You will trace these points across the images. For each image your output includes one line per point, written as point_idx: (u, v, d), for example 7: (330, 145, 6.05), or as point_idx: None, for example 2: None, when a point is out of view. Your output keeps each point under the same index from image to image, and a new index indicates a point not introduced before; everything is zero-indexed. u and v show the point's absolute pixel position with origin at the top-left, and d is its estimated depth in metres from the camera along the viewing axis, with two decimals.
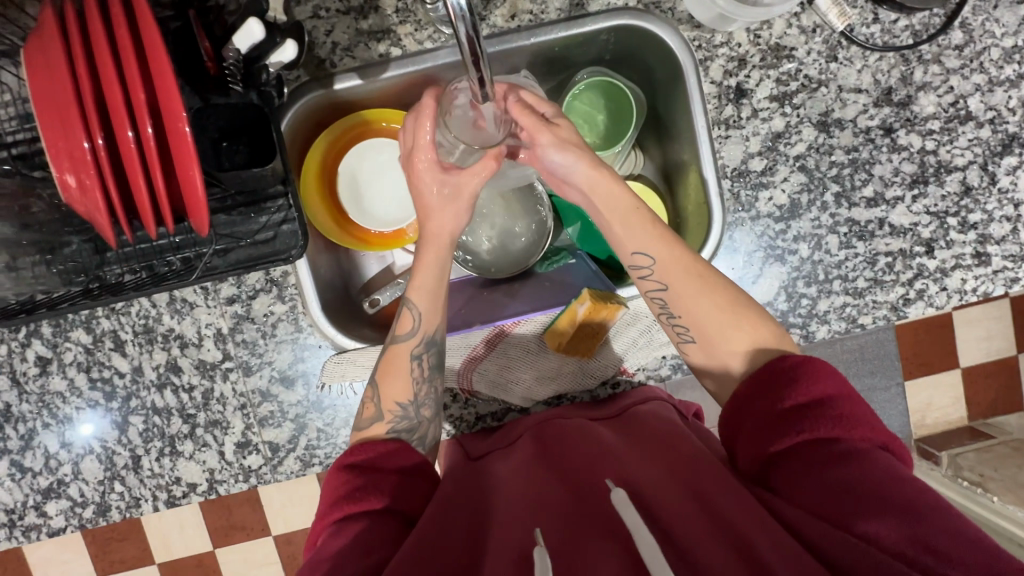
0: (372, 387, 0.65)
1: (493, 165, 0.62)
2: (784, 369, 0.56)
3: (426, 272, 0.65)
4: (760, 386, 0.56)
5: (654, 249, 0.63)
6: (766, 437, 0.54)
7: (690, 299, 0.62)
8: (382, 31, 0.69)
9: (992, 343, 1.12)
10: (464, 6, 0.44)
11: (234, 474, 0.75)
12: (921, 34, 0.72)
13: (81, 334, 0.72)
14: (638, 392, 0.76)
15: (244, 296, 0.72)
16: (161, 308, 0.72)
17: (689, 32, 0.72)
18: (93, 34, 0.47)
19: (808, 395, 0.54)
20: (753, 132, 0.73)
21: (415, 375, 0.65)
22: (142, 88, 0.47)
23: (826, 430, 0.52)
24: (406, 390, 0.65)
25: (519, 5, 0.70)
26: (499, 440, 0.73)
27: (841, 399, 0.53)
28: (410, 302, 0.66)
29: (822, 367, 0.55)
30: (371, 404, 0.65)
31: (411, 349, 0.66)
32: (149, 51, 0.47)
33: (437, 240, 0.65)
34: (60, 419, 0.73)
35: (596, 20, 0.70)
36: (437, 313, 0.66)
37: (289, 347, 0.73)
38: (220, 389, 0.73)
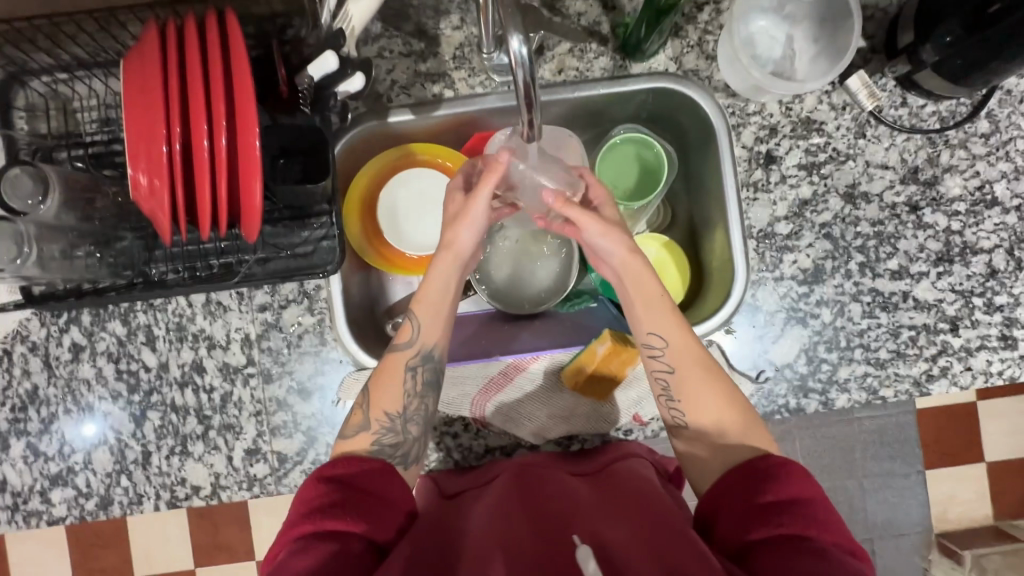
0: (363, 395, 0.66)
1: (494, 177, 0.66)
2: (767, 467, 0.56)
3: (432, 287, 0.68)
4: (740, 476, 0.57)
5: (665, 330, 0.65)
6: (740, 524, 0.53)
7: (699, 398, 0.63)
8: (438, 74, 0.76)
9: (1018, 440, 1.08)
10: (525, 55, 0.49)
11: (238, 481, 0.75)
12: (948, 120, 0.75)
13: (117, 326, 0.75)
14: (618, 448, 0.74)
15: (276, 304, 0.75)
16: (196, 308, 0.75)
17: (725, 99, 0.76)
18: (190, 55, 0.52)
19: (779, 495, 0.53)
20: (781, 197, 0.76)
21: (406, 388, 0.66)
22: (224, 103, 0.52)
23: (801, 527, 0.51)
24: (395, 403, 0.65)
25: (567, 62, 0.76)
26: (473, 481, 0.72)
27: (813, 505, 0.53)
28: (411, 314, 0.68)
29: (803, 472, 0.55)
30: (357, 414, 0.65)
31: (408, 358, 0.67)
32: (238, 73, 0.52)
33: (447, 254, 0.68)
34: (81, 406, 0.75)
35: (638, 81, 0.75)
36: (436, 329, 0.68)
37: (311, 359, 0.75)
38: (238, 394, 0.75)
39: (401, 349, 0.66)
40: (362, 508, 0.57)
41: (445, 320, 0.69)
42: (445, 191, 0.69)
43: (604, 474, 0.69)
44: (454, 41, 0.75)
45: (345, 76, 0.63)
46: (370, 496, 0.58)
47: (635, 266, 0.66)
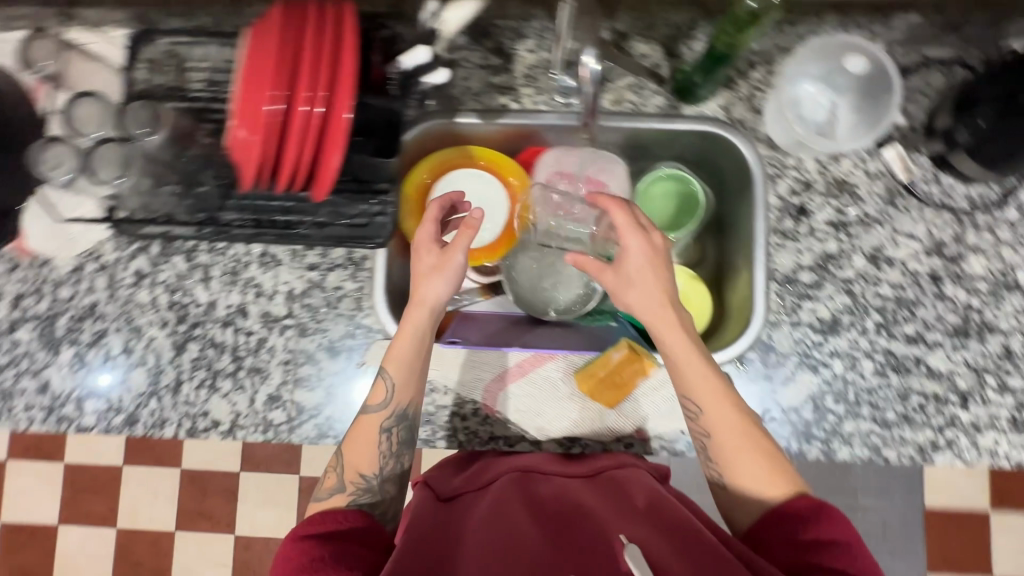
0: (338, 458, 0.70)
1: (471, 233, 0.68)
2: (805, 508, 0.61)
3: (403, 342, 0.70)
4: (786, 517, 0.61)
5: (701, 395, 0.65)
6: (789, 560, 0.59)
7: (733, 457, 0.64)
8: (507, 87, 0.84)
9: None
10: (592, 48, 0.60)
11: (255, 423, 0.79)
12: (977, 203, 0.79)
13: (180, 261, 0.82)
14: (617, 455, 0.76)
15: (323, 266, 0.81)
16: (252, 257, 0.81)
17: (766, 150, 0.81)
18: (306, 34, 0.61)
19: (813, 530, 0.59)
20: (807, 248, 0.80)
21: (379, 449, 0.70)
22: (327, 82, 0.61)
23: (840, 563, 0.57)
24: (369, 464, 0.69)
25: (625, 96, 0.83)
26: (468, 483, 0.75)
27: (842, 538, 0.59)
28: (385, 372, 0.70)
29: (834, 512, 0.60)
30: (332, 476, 0.69)
31: (380, 419, 0.70)
32: (343, 53, 0.61)
33: (419, 307, 0.70)
34: (131, 327, 0.81)
35: (686, 122, 0.81)
36: (410, 387, 0.71)
37: (345, 322, 0.80)
38: (273, 341, 0.80)
39: (373, 412, 0.70)
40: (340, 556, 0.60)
41: (418, 374, 0.71)
42: (421, 245, 0.72)
43: (606, 481, 0.72)
44: (527, 62, 0.83)
45: (431, 70, 0.79)
46: (343, 542, 0.62)
47: (676, 334, 0.65)
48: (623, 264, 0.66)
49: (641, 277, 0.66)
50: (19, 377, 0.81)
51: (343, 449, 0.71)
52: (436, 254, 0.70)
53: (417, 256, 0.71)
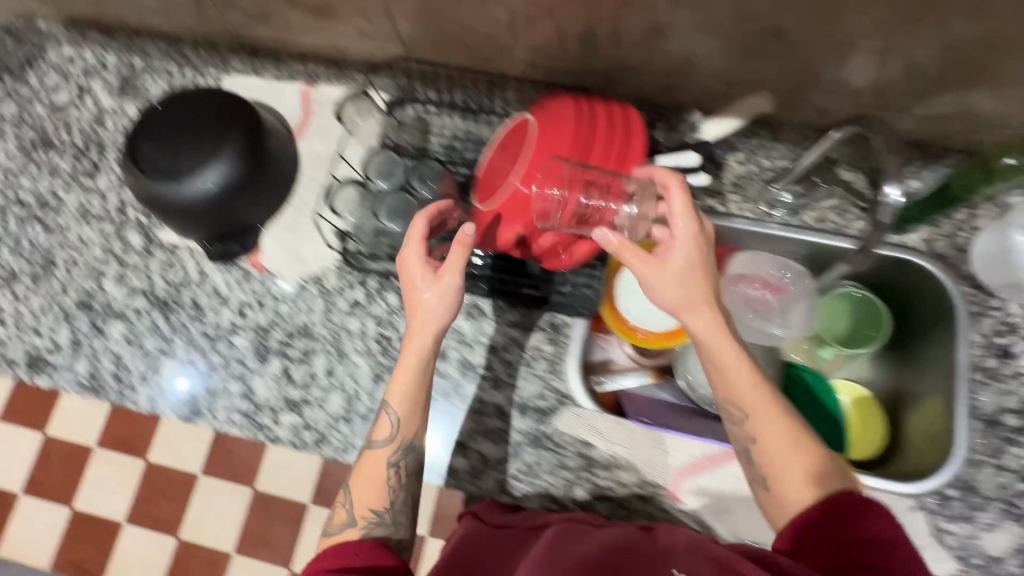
0: (347, 496, 0.71)
1: (461, 249, 0.70)
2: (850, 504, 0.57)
3: (408, 363, 0.70)
4: (832, 513, 0.57)
5: (754, 403, 0.63)
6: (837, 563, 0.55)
7: (774, 457, 0.62)
8: (716, 191, 0.89)
9: None
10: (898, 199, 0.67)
11: (438, 466, 0.81)
12: None
13: (393, 298, 0.89)
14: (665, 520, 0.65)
15: (525, 326, 0.86)
16: (461, 306, 0.87)
17: (970, 288, 0.83)
18: (593, 129, 0.75)
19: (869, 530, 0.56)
20: (1013, 391, 0.79)
21: (388, 483, 0.71)
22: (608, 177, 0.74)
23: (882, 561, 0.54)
24: (380, 499, 0.70)
25: (828, 216, 0.88)
26: (518, 519, 0.71)
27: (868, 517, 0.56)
28: (387, 408, 0.71)
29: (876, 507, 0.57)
30: (343, 511, 0.70)
31: (385, 455, 0.71)
32: (620, 147, 0.76)
33: (418, 327, 0.70)
34: (338, 352, 0.87)
35: (888, 248, 0.85)
36: (409, 423, 0.71)
37: (538, 382, 0.83)
38: (467, 389, 0.84)
39: (379, 447, 0.71)
40: None
41: (420, 409, 0.72)
42: (410, 265, 0.72)
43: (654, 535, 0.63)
44: (736, 171, 0.89)
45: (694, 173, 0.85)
46: None
47: (698, 318, 0.66)
48: (665, 260, 0.68)
49: (687, 276, 0.67)
50: (228, 379, 0.87)
51: (352, 487, 0.71)
52: (433, 280, 0.70)
53: (415, 283, 0.71)
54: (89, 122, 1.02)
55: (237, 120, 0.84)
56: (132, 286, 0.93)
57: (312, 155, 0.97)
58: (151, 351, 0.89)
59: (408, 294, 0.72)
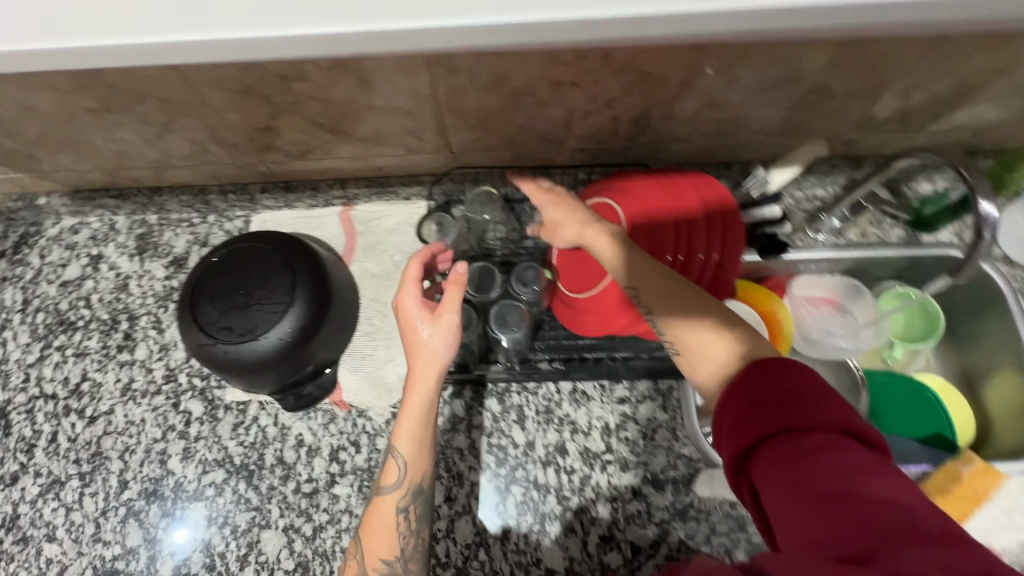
0: (356, 544, 0.68)
1: (455, 290, 0.72)
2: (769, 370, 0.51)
3: (411, 409, 0.69)
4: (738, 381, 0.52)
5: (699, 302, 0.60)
6: (783, 442, 0.47)
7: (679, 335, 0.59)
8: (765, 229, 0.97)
9: None
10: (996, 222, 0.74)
11: (591, 569, 0.77)
12: None
13: (494, 403, 0.86)
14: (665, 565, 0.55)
15: (633, 398, 0.86)
16: (564, 394, 0.86)
17: (1006, 268, 0.92)
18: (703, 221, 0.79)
19: (825, 438, 0.46)
20: None
21: (399, 531, 0.68)
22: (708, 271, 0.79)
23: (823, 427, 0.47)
24: (389, 546, 0.67)
25: (868, 229, 0.97)
26: None
27: (832, 407, 0.48)
28: (394, 452, 0.69)
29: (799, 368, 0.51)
30: (355, 562, 0.67)
31: (397, 500, 0.69)
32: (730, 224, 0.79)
33: (420, 371, 0.70)
34: (452, 474, 0.82)
35: (931, 247, 0.93)
36: (421, 463, 0.70)
37: (665, 453, 0.82)
38: (596, 479, 0.81)
39: (389, 494, 0.69)
40: None
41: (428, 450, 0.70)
42: (405, 313, 0.72)
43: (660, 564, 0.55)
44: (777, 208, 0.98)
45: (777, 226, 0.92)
46: None
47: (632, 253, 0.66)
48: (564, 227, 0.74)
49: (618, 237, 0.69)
50: (340, 535, 0.80)
51: (363, 537, 0.69)
52: (431, 322, 0.71)
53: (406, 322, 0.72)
54: (111, 292, 0.95)
55: (303, 262, 0.81)
56: (202, 459, 0.84)
57: (367, 277, 0.95)
58: (244, 527, 0.80)
59: (404, 335, 0.72)
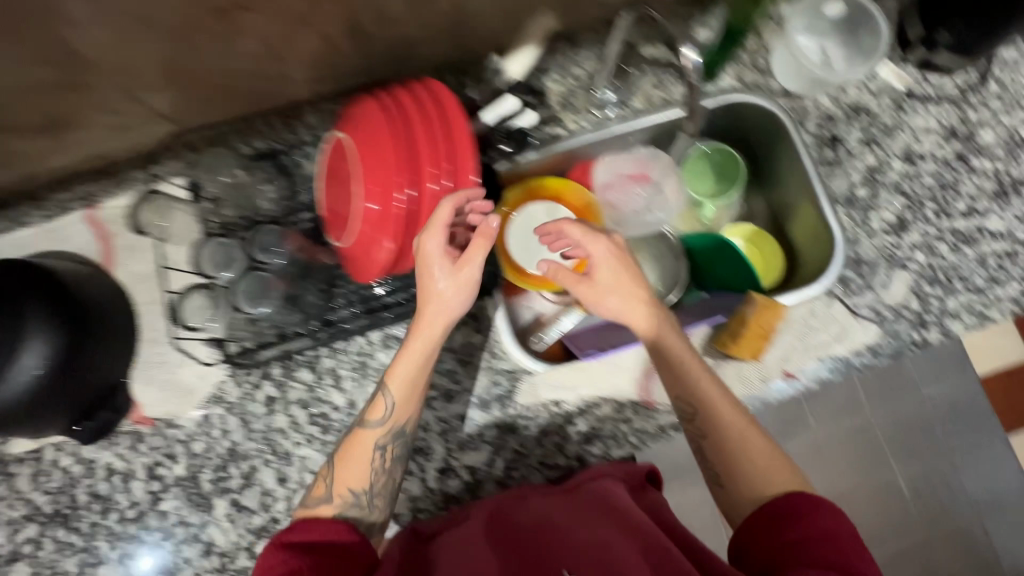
0: (329, 469, 0.68)
1: (481, 242, 0.64)
2: (792, 506, 0.61)
3: (407, 361, 0.67)
4: (770, 513, 0.61)
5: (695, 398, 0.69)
6: (774, 531, 0.60)
7: (718, 428, 0.68)
8: (550, 118, 0.91)
9: None
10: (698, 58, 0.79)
11: (435, 502, 0.79)
12: (965, 88, 0.92)
13: (306, 373, 0.82)
14: (592, 470, 0.76)
15: (445, 329, 0.83)
16: (375, 344, 0.83)
17: (785, 100, 0.91)
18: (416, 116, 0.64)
19: (852, 532, 0.58)
20: (853, 167, 0.89)
21: (372, 466, 0.67)
22: (446, 159, 0.63)
23: (821, 532, 0.58)
24: (361, 478, 0.67)
25: (652, 95, 0.93)
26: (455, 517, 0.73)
27: (835, 520, 0.59)
28: (385, 389, 0.68)
29: (822, 508, 0.60)
30: (322, 484, 0.67)
31: (376, 436, 0.68)
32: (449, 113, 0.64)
33: (423, 331, 0.66)
34: (280, 455, 0.80)
35: (713, 98, 0.91)
36: (411, 403, 0.68)
37: (486, 373, 0.82)
38: (424, 417, 0.81)
39: (372, 428, 0.67)
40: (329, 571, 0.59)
41: (418, 396, 0.69)
42: (426, 260, 0.64)
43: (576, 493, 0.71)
44: (558, 92, 0.91)
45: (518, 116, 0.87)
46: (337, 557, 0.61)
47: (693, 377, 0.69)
48: (595, 279, 0.70)
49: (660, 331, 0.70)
50: (180, 547, 0.77)
51: (335, 465, 0.68)
52: (452, 272, 0.64)
53: (429, 274, 0.65)
54: None
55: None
56: (11, 519, 0.78)
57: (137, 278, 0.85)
58: (79, 570, 0.77)
59: (422, 288, 0.65)
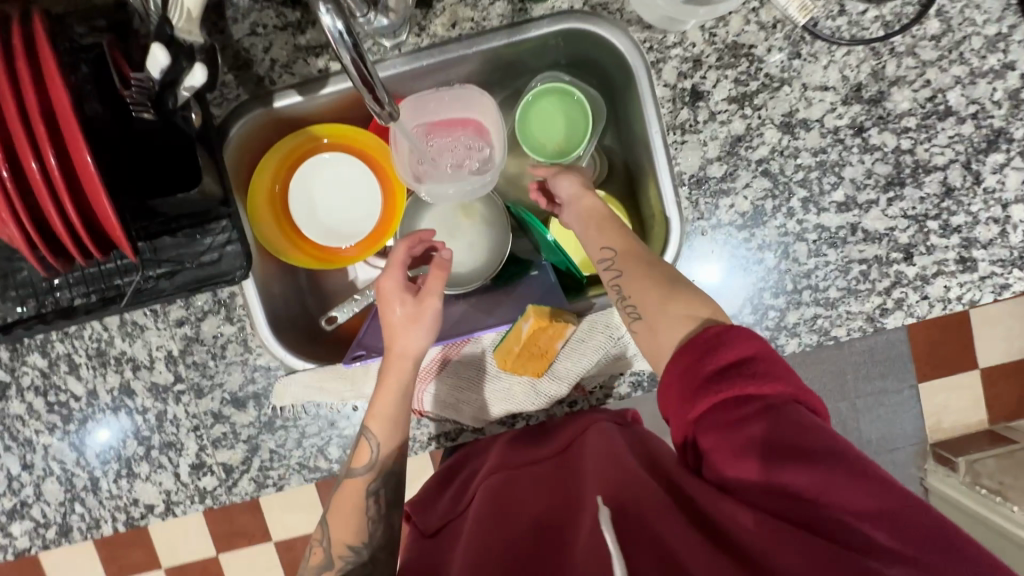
0: (323, 528, 0.66)
1: (442, 273, 0.69)
2: (705, 339, 0.53)
3: (384, 399, 0.66)
4: (676, 372, 0.53)
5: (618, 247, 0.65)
6: (693, 391, 0.51)
7: (662, 309, 0.59)
8: (320, 45, 0.68)
9: (1012, 340, 1.23)
10: (339, 31, 0.45)
11: (189, 496, 0.74)
12: (893, 25, 0.67)
13: (38, 358, 0.73)
14: (578, 421, 0.69)
15: (193, 317, 0.72)
16: (112, 331, 0.72)
17: (640, 34, 0.68)
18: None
19: (756, 389, 0.49)
20: (711, 136, 0.69)
21: (368, 513, 0.65)
22: (43, 123, 0.46)
23: (744, 388, 0.49)
24: (356, 533, 0.64)
25: (460, 13, 0.68)
26: (452, 508, 0.68)
27: (758, 358, 0.51)
28: (368, 431, 0.66)
29: (736, 329, 0.52)
30: (319, 547, 0.65)
31: (365, 483, 0.65)
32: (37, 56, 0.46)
33: (397, 360, 0.67)
34: (20, 442, 0.74)
35: (541, 25, 0.68)
36: (394, 441, 0.66)
37: (239, 369, 0.73)
38: (173, 411, 0.73)
39: (359, 475, 0.65)
40: None
41: (401, 429, 0.67)
42: (387, 297, 0.68)
43: (569, 455, 0.65)
44: None
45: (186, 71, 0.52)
46: None
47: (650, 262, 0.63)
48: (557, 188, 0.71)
49: (633, 270, 0.63)
50: None
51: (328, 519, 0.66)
52: (412, 304, 0.67)
53: (388, 307, 0.67)
54: None
55: None
56: None
57: None
58: None
59: (384, 323, 0.67)
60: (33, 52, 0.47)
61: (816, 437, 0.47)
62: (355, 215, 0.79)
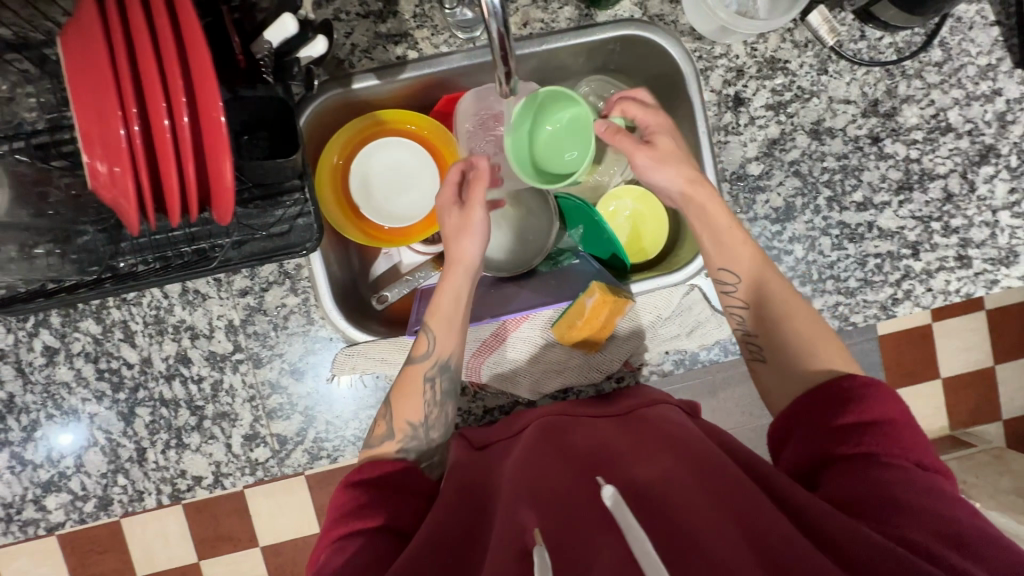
0: (387, 407, 0.69)
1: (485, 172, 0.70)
2: (852, 387, 0.58)
3: (443, 296, 0.70)
4: (813, 401, 0.60)
5: (739, 266, 0.69)
6: (828, 440, 0.57)
7: (793, 345, 0.65)
8: (400, 34, 0.73)
9: (970, 352, 1.34)
10: (498, 5, 0.48)
11: (240, 467, 0.74)
12: (904, 51, 0.78)
13: (91, 325, 0.72)
14: (641, 393, 0.76)
15: (257, 288, 0.73)
16: (173, 299, 0.72)
17: (691, 43, 0.76)
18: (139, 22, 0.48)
19: (892, 451, 0.54)
20: (751, 138, 0.77)
21: (426, 397, 0.69)
22: (181, 82, 0.48)
23: (881, 445, 0.54)
24: (417, 411, 0.69)
25: (532, 14, 0.74)
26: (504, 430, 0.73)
27: (898, 423, 0.56)
28: (427, 327, 0.70)
29: (884, 389, 0.57)
30: (381, 423, 0.69)
31: (425, 369, 0.69)
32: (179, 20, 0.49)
33: (454, 264, 0.70)
34: (64, 411, 0.73)
35: (605, 29, 0.75)
36: (454, 337, 0.70)
37: (300, 339, 0.74)
38: (229, 381, 0.74)
39: (420, 362, 0.69)
40: (385, 505, 0.61)
41: (459, 328, 0.71)
42: (440, 208, 0.71)
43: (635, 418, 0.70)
44: None
45: (307, 41, 0.61)
46: (390, 491, 0.63)
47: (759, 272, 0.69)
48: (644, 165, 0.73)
49: (727, 240, 0.69)
50: None
51: (391, 398, 0.70)
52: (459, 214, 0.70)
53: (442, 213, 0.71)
54: None
55: None
56: None
57: None
58: None
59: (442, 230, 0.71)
60: (174, 13, 0.50)
61: (940, 503, 0.50)
62: (412, 195, 0.82)
